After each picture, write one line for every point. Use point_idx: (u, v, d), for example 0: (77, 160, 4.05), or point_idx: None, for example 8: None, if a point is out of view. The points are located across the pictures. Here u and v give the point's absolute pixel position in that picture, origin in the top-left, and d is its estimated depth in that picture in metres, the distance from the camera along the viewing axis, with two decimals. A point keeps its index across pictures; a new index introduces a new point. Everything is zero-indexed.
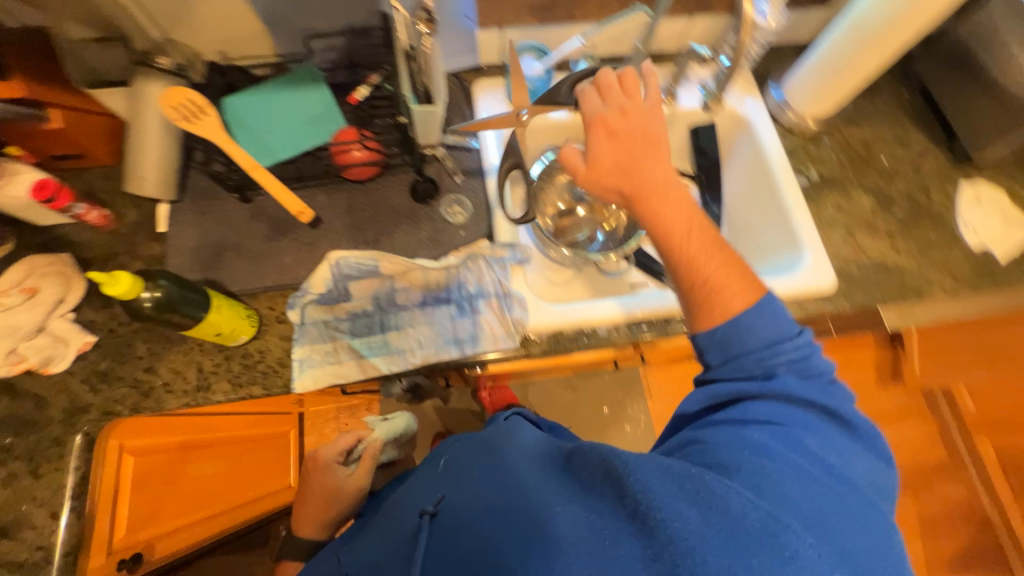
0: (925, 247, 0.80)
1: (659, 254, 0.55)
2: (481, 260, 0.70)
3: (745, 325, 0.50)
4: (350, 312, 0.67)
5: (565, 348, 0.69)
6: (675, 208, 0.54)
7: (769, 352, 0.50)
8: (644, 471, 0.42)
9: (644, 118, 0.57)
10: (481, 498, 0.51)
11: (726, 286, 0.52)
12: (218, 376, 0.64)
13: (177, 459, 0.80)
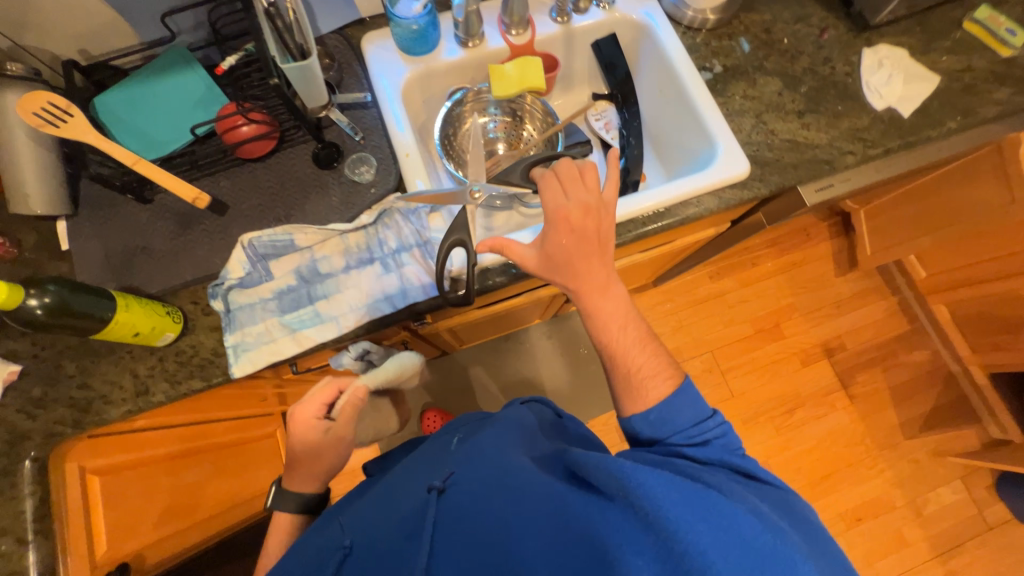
0: (835, 119, 0.80)
1: (598, 341, 0.62)
2: (395, 216, 0.70)
3: (674, 410, 0.57)
4: (276, 290, 0.67)
5: (494, 283, 0.72)
6: (609, 305, 0.60)
7: (696, 429, 0.57)
8: (653, 481, 0.45)
9: (603, 218, 0.61)
10: (485, 483, 0.52)
11: (652, 374, 0.60)
12: (155, 378, 0.64)
13: (161, 474, 0.84)
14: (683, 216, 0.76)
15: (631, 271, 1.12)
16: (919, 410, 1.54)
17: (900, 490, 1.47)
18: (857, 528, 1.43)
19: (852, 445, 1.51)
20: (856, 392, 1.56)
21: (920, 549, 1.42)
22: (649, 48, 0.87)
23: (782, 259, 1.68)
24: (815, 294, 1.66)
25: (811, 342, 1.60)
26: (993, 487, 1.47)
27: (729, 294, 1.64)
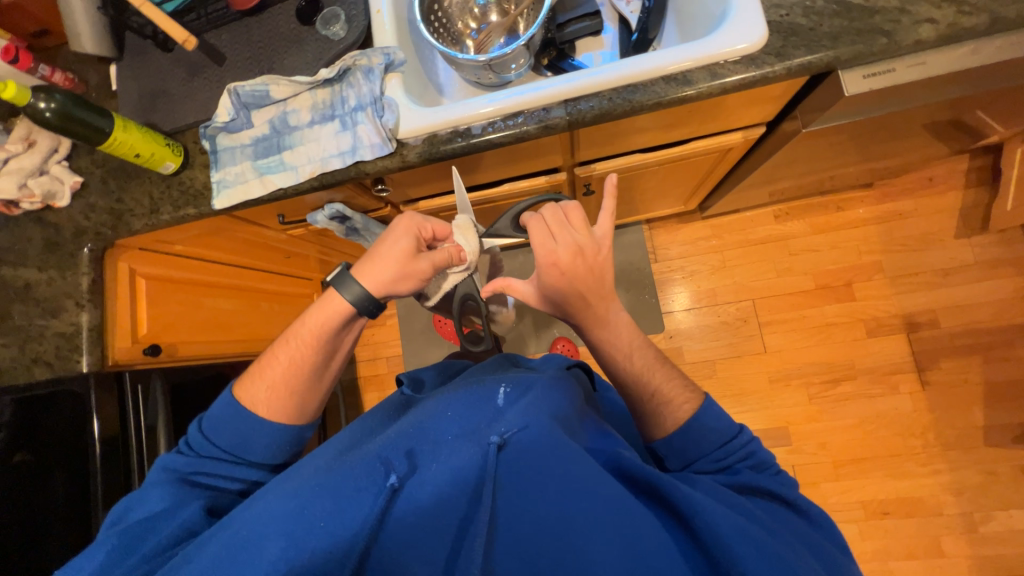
0: None
1: (612, 363, 0.66)
2: (357, 74, 0.71)
3: (703, 427, 0.59)
4: (252, 138, 0.74)
5: (436, 152, 0.70)
6: (614, 335, 0.65)
7: (721, 451, 0.59)
8: (726, 528, 0.44)
9: (590, 262, 0.60)
10: (548, 455, 0.48)
11: (671, 399, 0.62)
12: (164, 200, 0.77)
13: (200, 296, 1.04)
14: (664, 94, 0.63)
15: (646, 182, 1.01)
16: (1020, 417, 1.22)
17: (955, 497, 1.22)
18: (880, 521, 1.24)
19: (906, 435, 1.27)
20: (936, 378, 1.28)
21: (959, 565, 1.20)
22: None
23: (880, 208, 1.36)
24: (917, 256, 1.33)
25: (890, 311, 1.32)
26: None
27: (795, 240, 1.39)
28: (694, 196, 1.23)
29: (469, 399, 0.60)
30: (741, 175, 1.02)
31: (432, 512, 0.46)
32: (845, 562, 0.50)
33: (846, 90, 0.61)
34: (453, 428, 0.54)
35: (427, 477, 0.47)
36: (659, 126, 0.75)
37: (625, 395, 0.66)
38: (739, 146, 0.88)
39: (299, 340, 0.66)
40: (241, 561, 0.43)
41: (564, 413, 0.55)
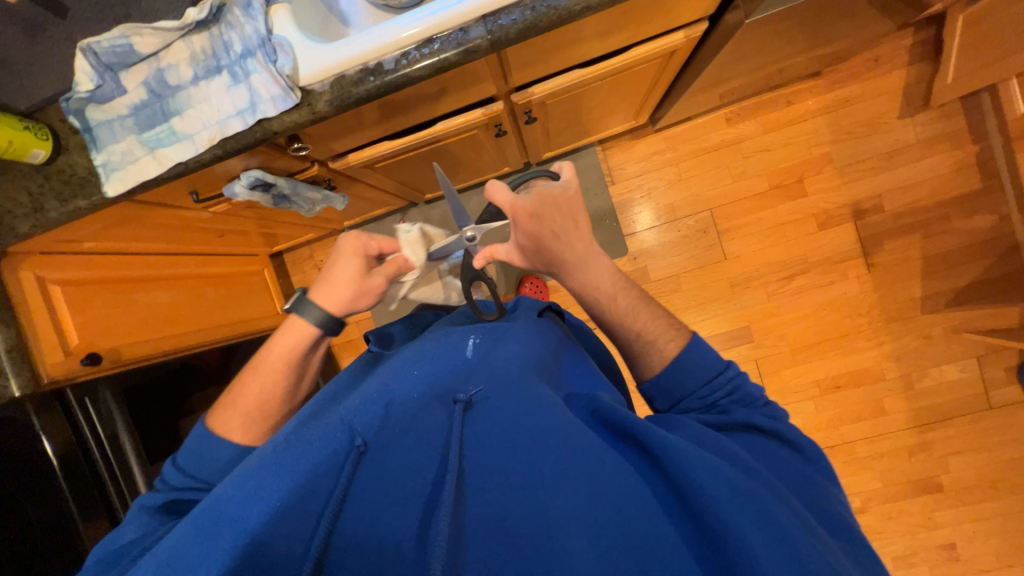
0: None
1: (594, 309, 0.62)
2: (234, 11, 0.60)
3: (687, 368, 0.57)
4: (129, 106, 0.63)
5: (349, 96, 0.61)
6: (592, 277, 0.61)
7: (706, 388, 0.56)
8: (697, 469, 0.42)
9: (564, 205, 0.61)
10: (513, 408, 0.50)
11: (655, 336, 0.60)
12: (47, 194, 0.66)
13: (134, 293, 0.95)
14: None
15: (592, 100, 0.94)
16: (953, 284, 1.33)
17: (895, 363, 1.36)
18: (833, 394, 1.38)
19: (853, 316, 1.37)
20: (880, 260, 1.35)
21: (897, 419, 1.36)
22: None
23: (828, 96, 1.34)
24: (863, 142, 1.35)
25: (839, 202, 1.36)
26: (1013, 368, 1.32)
27: (748, 141, 1.37)
28: (644, 109, 1.18)
29: (438, 355, 0.59)
30: (689, 79, 0.97)
31: (398, 475, 0.46)
32: (836, 499, 0.47)
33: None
34: (422, 389, 0.54)
35: (394, 440, 0.48)
36: (594, 35, 0.68)
37: (613, 339, 0.64)
38: (683, 47, 0.81)
39: (267, 366, 0.63)
40: (199, 545, 0.41)
41: (535, 366, 0.57)
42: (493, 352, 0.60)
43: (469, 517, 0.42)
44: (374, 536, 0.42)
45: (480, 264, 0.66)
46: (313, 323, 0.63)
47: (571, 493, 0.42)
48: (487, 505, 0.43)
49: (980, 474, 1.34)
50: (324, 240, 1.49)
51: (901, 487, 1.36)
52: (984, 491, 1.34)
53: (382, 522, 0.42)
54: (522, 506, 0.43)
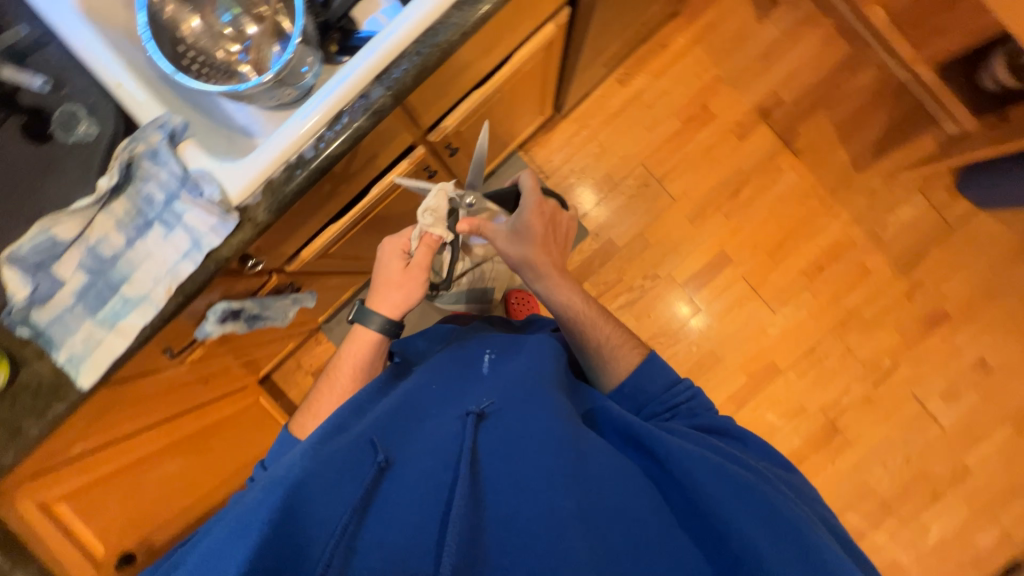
0: None
1: (563, 311, 0.85)
2: (143, 164, 0.61)
3: (645, 377, 0.79)
4: (73, 294, 0.61)
5: (284, 196, 0.61)
6: (570, 284, 0.87)
7: (666, 395, 0.78)
8: (697, 470, 0.57)
9: (556, 234, 0.91)
10: (524, 415, 0.61)
11: (621, 343, 0.84)
12: (20, 414, 0.62)
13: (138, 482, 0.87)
14: (463, 23, 0.60)
15: (499, 109, 0.98)
16: (870, 140, 1.44)
17: (860, 226, 1.45)
18: (821, 276, 1.45)
19: (805, 201, 1.46)
20: (802, 145, 1.45)
21: (885, 274, 1.44)
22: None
23: (692, 29, 1.46)
24: (740, 54, 1.46)
25: (745, 110, 1.46)
26: (953, 187, 1.44)
27: (646, 93, 1.46)
28: (546, 102, 1.24)
29: (451, 373, 0.72)
30: (573, 60, 1.03)
31: (419, 483, 0.53)
32: (800, 482, 0.68)
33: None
34: (441, 403, 0.65)
35: (418, 453, 0.56)
36: (480, 54, 0.72)
37: (587, 343, 0.84)
38: (556, 36, 0.87)
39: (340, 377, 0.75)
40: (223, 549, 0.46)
41: (536, 371, 0.70)
42: (504, 364, 0.74)
43: (487, 516, 0.51)
44: (394, 546, 0.47)
45: (466, 226, 0.80)
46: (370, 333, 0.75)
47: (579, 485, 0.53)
48: (504, 504, 0.52)
49: (971, 289, 1.43)
50: (306, 344, 1.46)
51: (917, 332, 1.44)
52: (985, 302, 1.43)
53: (400, 531, 0.48)
54: (534, 498, 0.52)
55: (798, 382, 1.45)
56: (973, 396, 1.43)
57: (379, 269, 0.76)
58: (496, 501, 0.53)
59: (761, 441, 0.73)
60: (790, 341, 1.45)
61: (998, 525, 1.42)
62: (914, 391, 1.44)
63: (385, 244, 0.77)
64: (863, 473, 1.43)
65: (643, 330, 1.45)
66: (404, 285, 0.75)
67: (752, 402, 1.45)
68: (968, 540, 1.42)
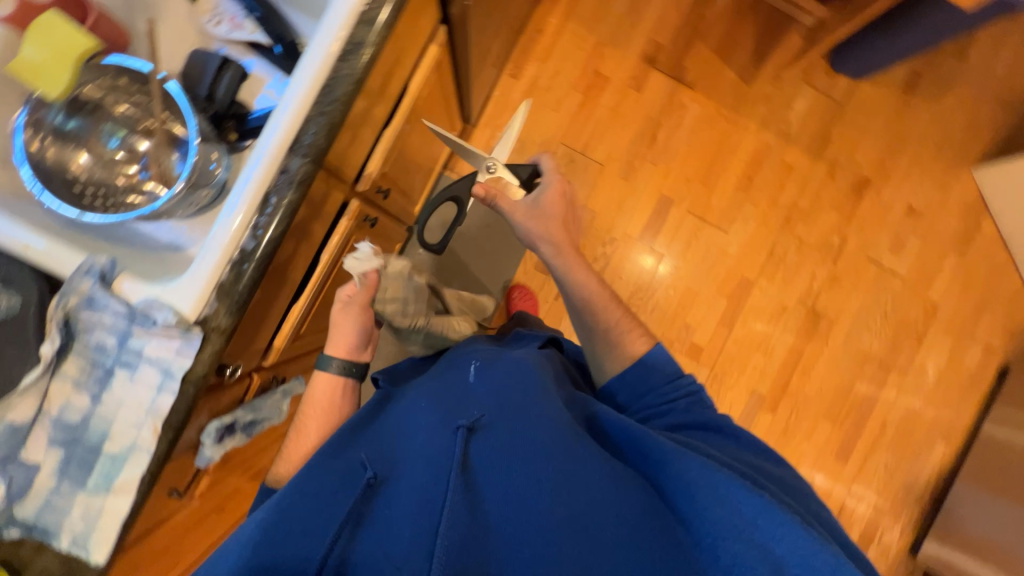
0: None
1: (577, 288, 0.95)
2: (81, 316, 0.57)
3: (643, 367, 0.88)
4: (54, 472, 0.57)
5: (240, 294, 0.60)
6: (581, 267, 0.97)
7: (657, 391, 0.85)
8: (694, 474, 0.58)
9: (571, 219, 1.01)
10: (514, 425, 0.62)
11: (631, 329, 0.94)
12: None
13: None
14: (354, 71, 0.61)
15: (411, 138, 0.98)
16: (748, 53, 1.56)
17: (769, 131, 1.57)
18: (753, 187, 1.56)
19: (715, 126, 1.56)
20: (694, 77, 1.55)
21: (805, 164, 1.57)
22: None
23: (559, 7, 1.53)
24: (609, 15, 1.54)
25: (633, 64, 1.54)
26: (831, 69, 1.57)
27: (540, 78, 1.52)
28: (453, 118, 1.26)
29: (444, 389, 0.72)
30: (464, 71, 1.06)
31: (407, 497, 0.56)
32: (795, 480, 0.72)
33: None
34: (434, 417, 0.65)
35: (409, 475, 0.59)
36: (376, 94, 0.72)
37: (600, 326, 0.94)
38: (442, 55, 0.89)
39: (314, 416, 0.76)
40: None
41: (529, 380, 0.71)
42: (491, 372, 0.73)
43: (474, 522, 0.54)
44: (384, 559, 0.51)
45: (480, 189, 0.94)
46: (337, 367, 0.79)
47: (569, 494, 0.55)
48: (491, 517, 0.54)
49: (877, 151, 1.59)
50: None
51: (850, 204, 1.58)
52: (893, 158, 1.59)
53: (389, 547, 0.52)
54: (522, 507, 0.54)
55: (771, 285, 1.57)
56: (915, 241, 1.60)
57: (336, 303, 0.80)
58: (482, 512, 0.55)
59: (754, 439, 0.78)
60: (750, 253, 1.56)
61: (976, 341, 1.62)
62: (867, 255, 1.59)
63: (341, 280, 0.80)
64: (855, 343, 1.60)
65: (622, 292, 1.53)
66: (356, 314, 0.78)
67: (739, 318, 1.56)
68: (959, 363, 1.62)
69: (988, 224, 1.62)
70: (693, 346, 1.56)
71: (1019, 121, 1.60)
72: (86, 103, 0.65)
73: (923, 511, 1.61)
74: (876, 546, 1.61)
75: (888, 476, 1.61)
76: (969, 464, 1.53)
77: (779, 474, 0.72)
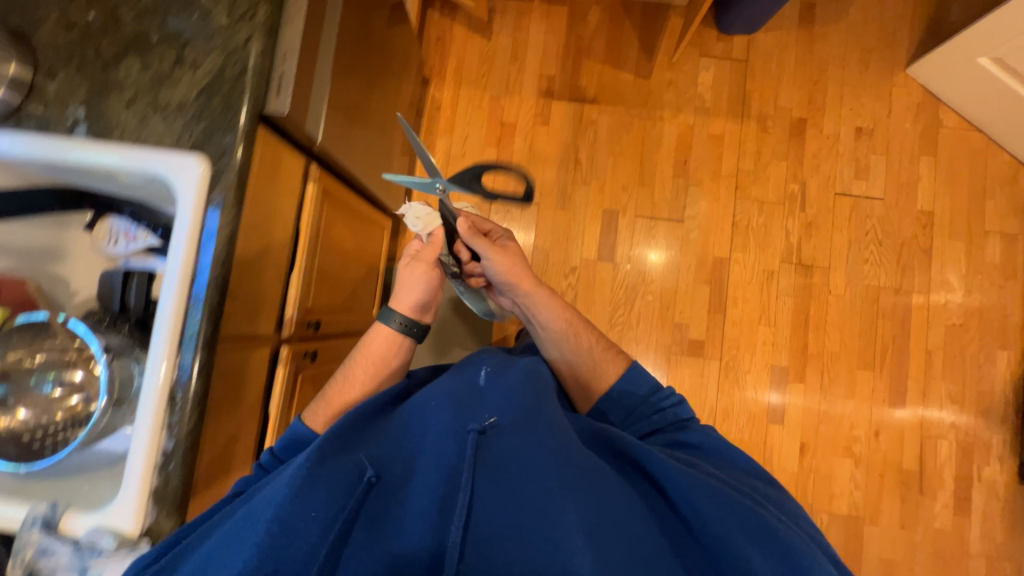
0: (205, 25, 0.67)
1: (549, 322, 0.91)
2: (40, 564, 0.60)
3: (630, 381, 0.89)
4: None
5: (175, 496, 0.62)
6: (552, 304, 0.91)
7: (644, 404, 0.87)
8: (692, 492, 0.61)
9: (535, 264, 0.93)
10: (525, 434, 0.64)
11: (608, 357, 0.93)
12: None
13: None
14: (221, 255, 0.65)
15: (331, 260, 1.01)
16: (636, 51, 1.58)
17: (686, 112, 1.55)
18: (691, 169, 1.54)
19: (632, 128, 1.56)
20: (595, 92, 1.57)
21: (734, 129, 1.54)
22: (41, 168, 0.69)
23: (447, 81, 1.59)
24: (495, 68, 1.59)
25: (533, 102, 1.58)
26: (722, 34, 1.56)
27: (452, 148, 1.57)
28: (379, 220, 1.31)
29: (455, 390, 0.72)
30: (365, 183, 1.11)
31: (418, 500, 0.61)
32: (784, 499, 0.74)
33: (288, 94, 0.70)
34: (446, 420, 0.66)
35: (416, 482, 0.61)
36: (261, 256, 0.76)
37: (577, 350, 0.91)
38: (327, 186, 0.94)
39: (359, 367, 0.82)
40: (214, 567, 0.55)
41: (540, 389, 0.73)
42: (501, 378, 0.74)
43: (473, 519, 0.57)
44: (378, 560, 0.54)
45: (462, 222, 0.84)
46: (395, 328, 0.85)
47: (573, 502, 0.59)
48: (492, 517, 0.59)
49: (799, 90, 1.55)
50: None
51: (795, 149, 1.53)
52: (819, 90, 1.55)
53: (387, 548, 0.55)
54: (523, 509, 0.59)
55: (748, 256, 1.50)
56: (880, 159, 1.52)
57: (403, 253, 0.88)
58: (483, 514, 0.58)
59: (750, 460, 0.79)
60: (713, 232, 1.52)
61: (991, 234, 1.50)
62: (835, 191, 1.52)
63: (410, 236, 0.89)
64: (861, 281, 1.49)
65: (602, 315, 1.50)
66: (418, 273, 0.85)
67: (730, 299, 1.50)
68: (980, 261, 1.49)
69: (947, 115, 1.53)
70: (693, 342, 1.49)
71: (933, 8, 1.54)
72: (8, 363, 0.70)
73: (1015, 429, 1.44)
74: (979, 485, 1.43)
75: (958, 406, 1.45)
76: None
77: (767, 490, 0.74)
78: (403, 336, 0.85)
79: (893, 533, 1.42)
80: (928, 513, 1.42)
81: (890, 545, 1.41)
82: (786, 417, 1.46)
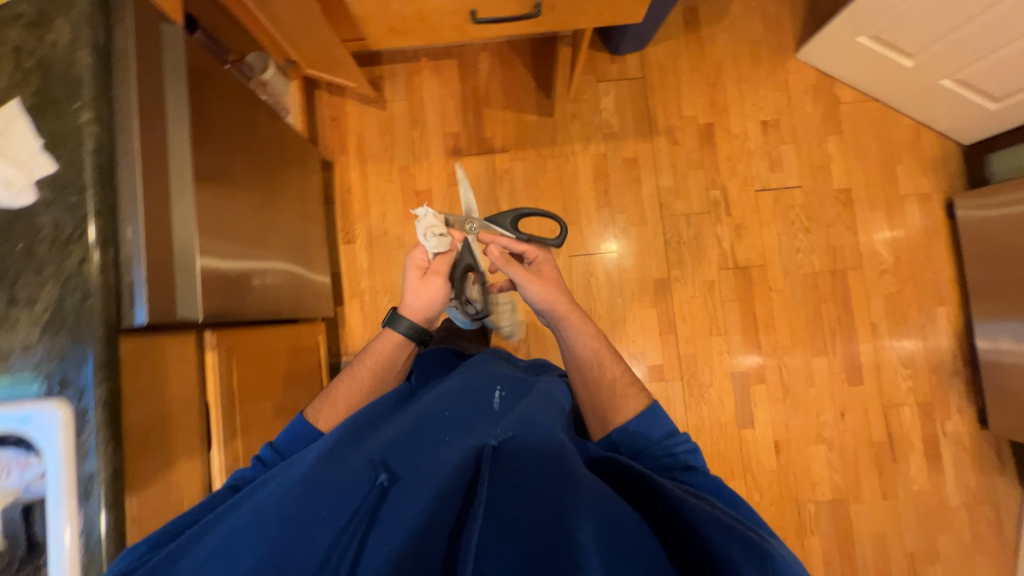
0: (31, 257, 0.62)
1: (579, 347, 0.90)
2: None
3: (639, 425, 0.80)
4: None
5: None
6: (584, 330, 0.91)
7: (658, 447, 0.78)
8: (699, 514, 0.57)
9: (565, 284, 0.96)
10: (539, 445, 0.68)
11: (628, 382, 0.87)
12: None
13: None
14: (107, 491, 0.62)
15: (257, 410, 0.97)
16: (535, 90, 1.55)
17: (596, 141, 1.54)
18: (613, 197, 1.53)
19: (547, 169, 1.54)
20: (502, 140, 1.54)
21: (646, 148, 1.54)
22: None
23: (351, 160, 1.54)
24: (397, 136, 1.54)
25: (444, 164, 1.54)
26: (614, 55, 1.55)
27: (373, 228, 1.52)
28: (318, 326, 1.26)
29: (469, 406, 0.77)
30: (284, 310, 1.06)
31: (420, 498, 0.62)
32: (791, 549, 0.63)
33: (144, 301, 0.67)
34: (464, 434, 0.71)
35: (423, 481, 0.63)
36: (160, 462, 0.72)
37: (602, 379, 0.87)
38: (235, 343, 0.90)
39: (364, 370, 0.88)
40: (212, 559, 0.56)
41: (553, 411, 0.78)
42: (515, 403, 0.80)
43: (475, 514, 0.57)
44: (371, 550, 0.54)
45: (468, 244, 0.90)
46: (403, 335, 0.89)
47: (577, 513, 0.57)
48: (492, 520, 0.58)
49: (700, 96, 1.55)
50: None
51: (708, 155, 1.54)
52: (720, 92, 1.55)
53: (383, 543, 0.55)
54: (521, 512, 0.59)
55: (686, 271, 1.51)
56: (790, 148, 1.54)
57: (408, 266, 0.89)
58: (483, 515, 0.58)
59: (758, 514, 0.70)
60: (648, 255, 1.52)
61: (907, 198, 1.54)
62: (755, 188, 1.53)
63: (412, 253, 0.90)
64: (797, 271, 1.52)
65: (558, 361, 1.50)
66: (433, 287, 0.88)
67: (678, 317, 1.51)
68: (902, 226, 1.53)
69: (844, 91, 1.56)
70: (652, 368, 1.50)
71: None
72: None
73: (967, 380, 1.50)
74: (945, 441, 1.49)
75: (911, 370, 1.50)
76: (977, 318, 1.42)
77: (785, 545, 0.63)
78: (407, 343, 0.89)
79: (877, 506, 1.47)
80: (904, 478, 1.48)
81: (876, 518, 1.47)
82: (756, 420, 1.49)
